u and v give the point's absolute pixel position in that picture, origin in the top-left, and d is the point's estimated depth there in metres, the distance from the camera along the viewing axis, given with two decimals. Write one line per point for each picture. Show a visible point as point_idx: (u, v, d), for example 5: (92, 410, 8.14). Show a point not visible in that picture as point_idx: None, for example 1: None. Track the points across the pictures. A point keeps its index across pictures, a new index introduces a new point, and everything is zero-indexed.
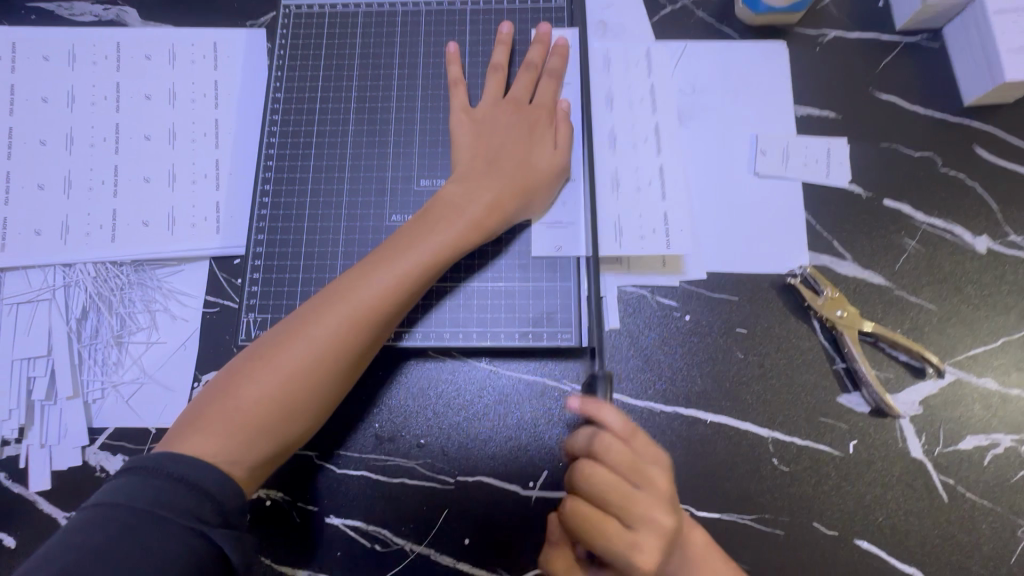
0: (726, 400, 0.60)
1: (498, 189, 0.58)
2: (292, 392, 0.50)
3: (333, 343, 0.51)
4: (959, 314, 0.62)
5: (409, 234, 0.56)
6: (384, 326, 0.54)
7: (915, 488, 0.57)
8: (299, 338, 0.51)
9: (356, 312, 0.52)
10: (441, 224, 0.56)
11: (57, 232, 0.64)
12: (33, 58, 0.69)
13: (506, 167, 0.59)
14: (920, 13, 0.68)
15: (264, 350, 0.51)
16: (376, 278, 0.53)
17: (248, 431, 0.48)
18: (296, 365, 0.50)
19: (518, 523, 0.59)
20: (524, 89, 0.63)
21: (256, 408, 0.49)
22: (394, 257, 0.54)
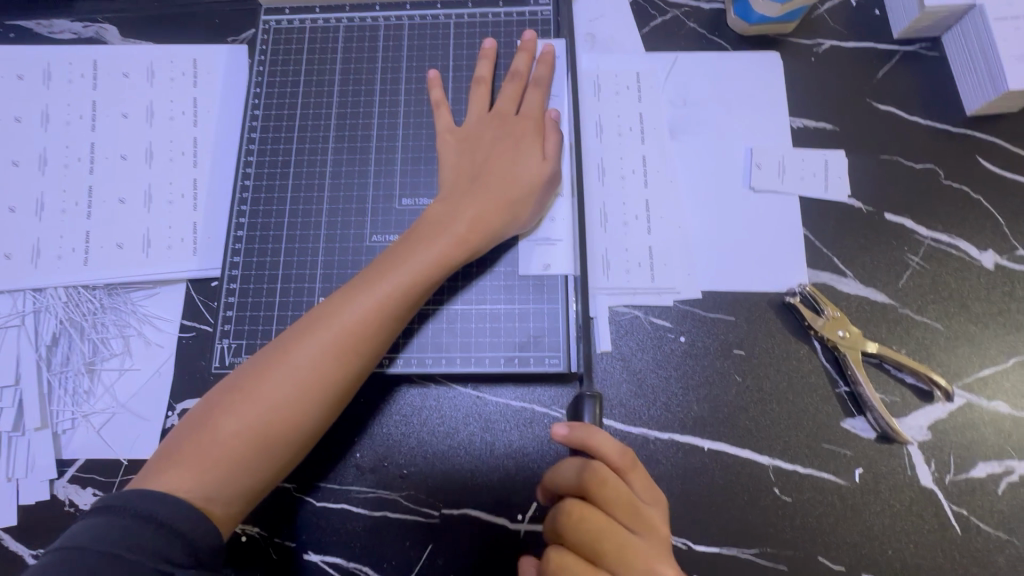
0: (724, 425, 0.58)
1: (485, 203, 0.55)
2: (274, 423, 0.48)
3: (316, 369, 0.49)
4: (966, 333, 0.59)
5: (396, 253, 0.54)
6: (372, 350, 0.52)
7: (925, 520, 0.54)
8: (280, 365, 0.49)
9: (340, 336, 0.50)
10: (428, 242, 0.54)
11: (29, 255, 0.62)
12: (8, 77, 0.67)
13: (493, 180, 0.56)
14: (918, 22, 0.66)
15: (246, 376, 0.49)
16: (363, 299, 0.51)
17: (226, 467, 0.46)
18: (279, 393, 0.48)
19: (506, 558, 0.56)
20: (510, 100, 0.61)
21: (236, 438, 0.47)
22: (381, 277, 0.52)
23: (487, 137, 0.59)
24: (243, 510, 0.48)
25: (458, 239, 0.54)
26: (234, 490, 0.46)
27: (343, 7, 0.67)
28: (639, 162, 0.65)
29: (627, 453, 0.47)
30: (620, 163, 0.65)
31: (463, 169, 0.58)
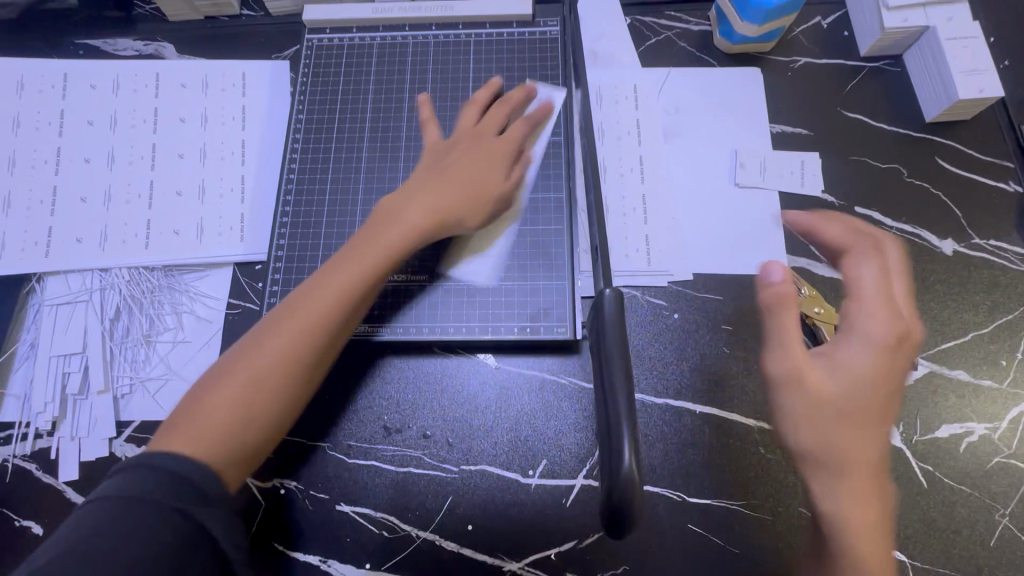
0: (714, 390, 0.64)
1: (457, 201, 0.61)
2: (271, 380, 0.50)
3: (308, 330, 0.52)
4: (929, 311, 0.66)
5: (374, 226, 0.58)
6: (355, 310, 0.56)
7: (895, 475, 0.60)
8: (271, 329, 0.52)
9: (330, 298, 0.53)
10: (404, 217, 0.58)
11: (97, 240, 0.70)
12: (81, 87, 0.76)
13: (465, 173, 0.62)
14: (880, 41, 0.75)
15: (234, 352, 0.52)
16: (345, 264, 0.55)
17: (227, 425, 0.48)
18: (266, 359, 0.51)
19: (519, 510, 0.62)
20: (469, 115, 0.68)
21: (229, 407, 0.49)
22: (366, 245, 0.56)
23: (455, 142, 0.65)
24: (241, 476, 0.49)
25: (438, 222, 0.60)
26: (242, 444, 0.49)
27: (376, 27, 0.77)
28: (636, 161, 0.73)
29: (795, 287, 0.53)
30: (619, 162, 0.73)
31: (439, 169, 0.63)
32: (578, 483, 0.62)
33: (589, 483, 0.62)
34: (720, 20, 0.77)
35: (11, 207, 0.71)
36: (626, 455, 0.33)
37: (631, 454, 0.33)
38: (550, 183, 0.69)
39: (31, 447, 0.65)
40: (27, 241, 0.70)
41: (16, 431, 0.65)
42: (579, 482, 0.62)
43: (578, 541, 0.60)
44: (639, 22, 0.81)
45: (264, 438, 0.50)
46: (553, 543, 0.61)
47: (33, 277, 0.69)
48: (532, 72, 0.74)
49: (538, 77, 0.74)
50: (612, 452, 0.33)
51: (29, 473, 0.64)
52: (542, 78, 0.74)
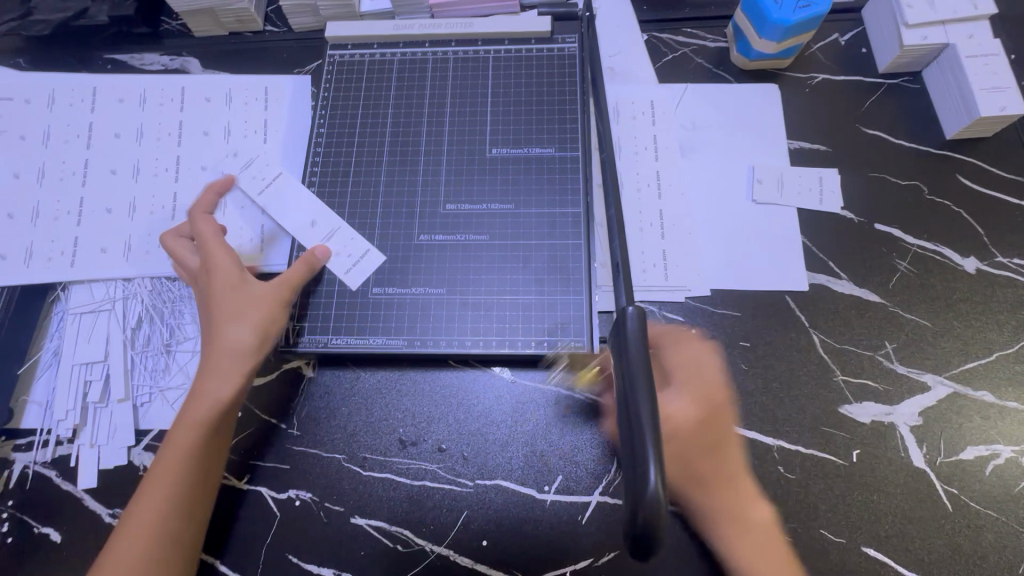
0: (732, 408, 0.64)
1: (243, 325, 0.61)
2: (173, 516, 0.56)
3: (183, 464, 0.57)
4: (952, 330, 0.65)
5: (206, 368, 0.60)
6: (218, 444, 0.59)
7: (920, 497, 0.59)
8: (141, 495, 0.56)
9: (193, 423, 0.58)
10: (222, 366, 0.60)
11: (121, 251, 0.71)
12: (110, 100, 0.78)
13: (263, 310, 0.62)
14: (899, 58, 0.75)
15: (143, 486, 0.57)
16: (213, 382, 0.60)
17: (137, 564, 0.53)
18: (152, 502, 0.55)
19: (534, 526, 0.61)
20: (206, 223, 0.66)
21: (134, 553, 0.54)
22: (216, 366, 0.60)
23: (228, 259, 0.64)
24: None
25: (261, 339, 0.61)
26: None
27: (397, 43, 0.78)
28: (653, 176, 0.74)
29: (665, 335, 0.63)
30: (636, 177, 0.73)
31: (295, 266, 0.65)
32: (595, 500, 0.61)
33: (605, 500, 0.61)
34: (737, 37, 0.77)
35: (37, 218, 0.72)
36: (651, 476, 0.32)
37: (656, 474, 0.32)
38: (567, 199, 0.69)
39: (51, 454, 0.66)
40: (54, 251, 0.71)
41: (37, 438, 0.66)
42: (596, 498, 0.61)
43: (594, 559, 0.60)
44: (656, 39, 0.81)
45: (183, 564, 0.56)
46: (569, 560, 0.60)
47: (59, 287, 0.71)
48: (550, 88, 0.75)
49: (555, 93, 0.74)
50: (635, 475, 0.33)
51: (49, 480, 0.65)
52: (560, 93, 0.74)
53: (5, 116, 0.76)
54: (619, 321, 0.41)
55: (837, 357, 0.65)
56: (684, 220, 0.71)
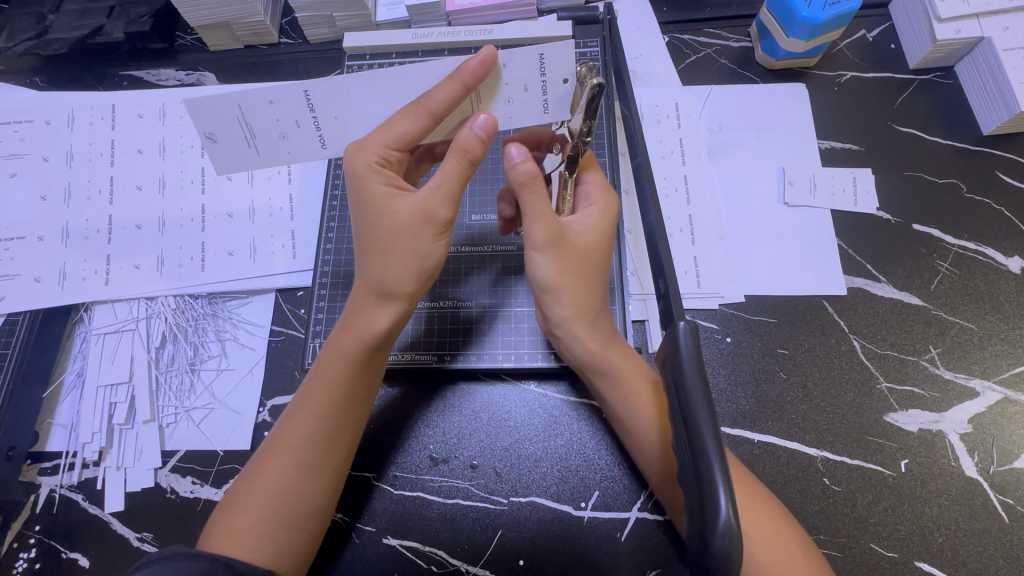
0: (773, 418, 0.62)
1: (395, 257, 0.52)
2: (313, 459, 0.53)
3: (314, 426, 0.53)
4: (999, 333, 0.63)
5: (357, 307, 0.55)
6: (361, 387, 0.55)
7: (974, 510, 0.57)
8: (280, 436, 0.54)
9: (331, 386, 0.54)
10: (374, 306, 0.54)
11: (155, 266, 0.71)
12: (129, 116, 0.78)
13: (415, 245, 0.52)
14: (931, 54, 0.73)
15: (271, 450, 0.53)
16: (345, 340, 0.55)
17: (274, 503, 0.51)
18: (284, 468, 0.52)
19: (573, 544, 0.59)
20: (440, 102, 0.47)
21: (263, 516, 0.51)
22: (351, 329, 0.55)
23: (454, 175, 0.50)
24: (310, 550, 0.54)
25: (432, 224, 0.51)
26: (289, 553, 0.52)
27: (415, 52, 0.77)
28: (681, 181, 0.72)
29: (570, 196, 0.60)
30: (661, 183, 0.72)
31: (471, 151, 0.49)
32: (633, 516, 0.60)
33: (644, 515, 0.60)
34: (762, 36, 0.76)
35: (69, 237, 0.72)
36: (722, 504, 0.31)
37: (726, 502, 0.31)
38: None
39: (78, 477, 0.65)
40: (88, 269, 0.70)
41: (63, 461, 0.65)
42: (633, 514, 0.60)
43: None
44: (678, 40, 0.80)
45: (319, 502, 0.54)
46: None
47: (82, 307, 0.70)
48: None
49: None
50: (704, 504, 0.32)
51: (75, 504, 0.64)
52: None
53: (24, 136, 0.76)
54: (667, 339, 0.40)
55: (880, 363, 0.63)
56: (715, 224, 0.69)
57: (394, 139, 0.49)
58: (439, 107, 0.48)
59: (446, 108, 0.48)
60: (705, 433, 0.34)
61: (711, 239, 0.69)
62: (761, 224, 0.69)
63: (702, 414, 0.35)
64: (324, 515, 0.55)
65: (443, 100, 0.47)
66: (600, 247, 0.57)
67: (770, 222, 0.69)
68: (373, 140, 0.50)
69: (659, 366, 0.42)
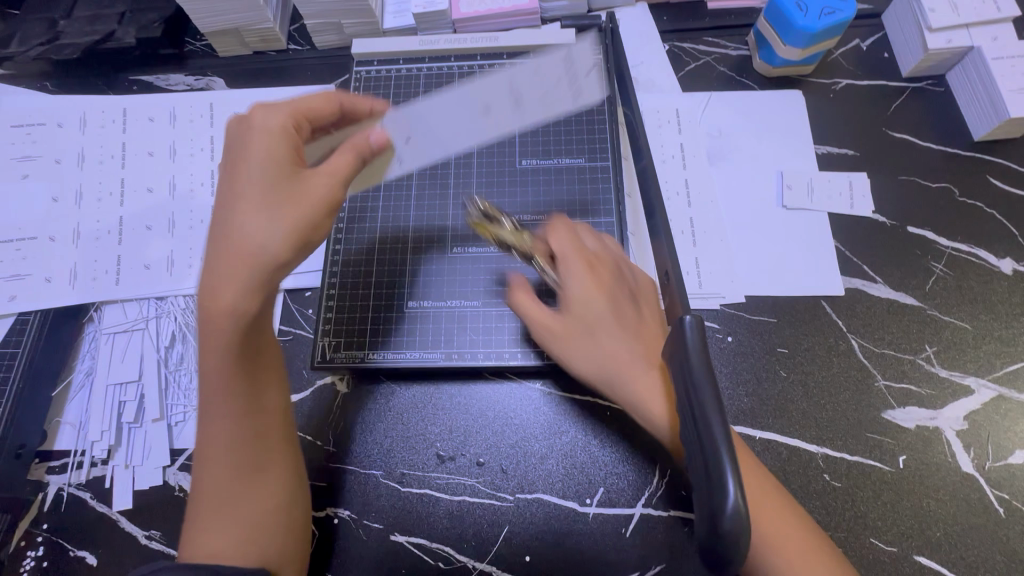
0: (775, 416, 0.63)
1: (295, 239, 0.50)
2: (244, 451, 0.52)
3: (231, 422, 0.52)
4: (993, 332, 0.65)
5: (206, 301, 0.49)
6: (245, 369, 0.52)
7: (971, 504, 0.58)
8: (204, 441, 0.51)
9: (225, 377, 0.51)
10: (251, 287, 0.49)
11: (164, 266, 0.72)
12: (139, 120, 0.79)
13: (307, 213, 0.50)
14: (923, 62, 0.75)
15: (201, 460, 0.51)
16: (224, 300, 0.48)
17: (231, 502, 0.51)
18: (220, 472, 0.51)
19: (578, 540, 0.60)
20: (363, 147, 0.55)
21: (229, 519, 0.50)
22: (212, 335, 0.50)
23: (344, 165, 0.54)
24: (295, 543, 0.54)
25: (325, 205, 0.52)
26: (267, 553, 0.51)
27: (423, 58, 0.79)
28: (682, 185, 0.74)
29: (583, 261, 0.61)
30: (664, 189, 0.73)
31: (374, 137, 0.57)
32: (639, 512, 0.61)
33: (649, 511, 0.61)
34: (760, 44, 0.78)
35: (79, 239, 0.73)
36: (729, 489, 0.32)
37: (734, 486, 0.32)
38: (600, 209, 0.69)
39: (86, 476, 0.65)
40: (98, 270, 0.71)
41: (71, 459, 0.66)
42: (638, 510, 0.61)
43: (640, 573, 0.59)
44: (678, 48, 0.82)
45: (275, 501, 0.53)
46: None
47: (91, 307, 0.71)
48: None
49: None
50: (713, 490, 0.33)
51: (84, 503, 0.64)
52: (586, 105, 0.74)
53: (36, 139, 0.77)
54: (674, 331, 0.41)
55: (878, 361, 0.64)
56: (715, 227, 0.71)
57: (238, 165, 0.51)
58: (305, 110, 0.56)
59: (307, 113, 0.56)
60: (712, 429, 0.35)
61: (711, 241, 0.70)
62: (760, 227, 0.71)
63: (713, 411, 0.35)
64: (285, 510, 0.54)
65: (278, 118, 0.53)
66: (597, 300, 0.59)
67: (768, 225, 0.71)
68: (231, 172, 0.51)
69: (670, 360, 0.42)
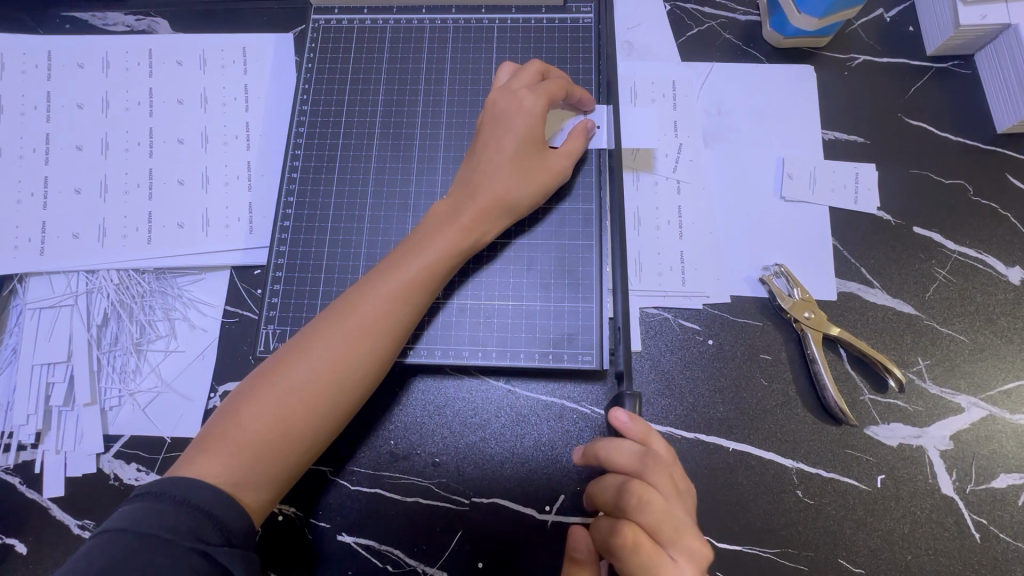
0: (752, 425, 0.59)
1: (482, 199, 0.56)
2: (330, 384, 0.49)
3: (342, 350, 0.50)
4: (993, 347, 0.60)
5: (442, 224, 0.55)
6: (414, 311, 0.53)
7: (945, 529, 0.56)
8: (296, 354, 0.50)
9: (390, 296, 0.52)
10: (458, 220, 0.55)
11: (96, 236, 0.65)
12: (68, 66, 0.70)
13: (495, 156, 0.57)
14: (951, 40, 0.67)
15: (273, 368, 0.49)
16: (437, 241, 0.54)
17: (272, 426, 0.47)
18: (295, 388, 0.48)
19: (533, 548, 0.57)
20: (566, 153, 0.58)
21: (259, 435, 0.47)
22: (392, 271, 0.53)
23: (561, 167, 0.58)
24: (276, 497, 0.48)
25: (513, 203, 0.57)
26: (263, 499, 0.47)
27: (390, 8, 0.69)
28: (673, 168, 0.67)
29: (636, 500, 0.44)
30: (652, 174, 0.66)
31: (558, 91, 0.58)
32: None
33: None
34: (772, 10, 0.69)
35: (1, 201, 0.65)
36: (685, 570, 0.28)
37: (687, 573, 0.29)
38: (579, 193, 0.61)
39: (14, 460, 0.61)
40: (22, 237, 0.64)
41: None
42: None
43: None
44: (680, 9, 0.73)
45: (307, 453, 0.49)
46: None
47: (14, 277, 0.64)
48: (562, 63, 0.66)
49: (566, 69, 0.66)
50: None
51: (13, 489, 0.60)
52: (572, 70, 0.66)
53: None
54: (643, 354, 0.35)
55: (865, 374, 0.60)
56: (704, 217, 0.65)
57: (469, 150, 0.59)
58: (494, 104, 0.58)
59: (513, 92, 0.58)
60: (620, 555, 0.43)
61: (700, 233, 0.64)
62: (752, 219, 0.65)
63: (620, 536, 0.43)
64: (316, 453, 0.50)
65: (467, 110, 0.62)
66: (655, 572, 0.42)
67: (761, 217, 0.65)
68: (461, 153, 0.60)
69: (591, 484, 0.49)
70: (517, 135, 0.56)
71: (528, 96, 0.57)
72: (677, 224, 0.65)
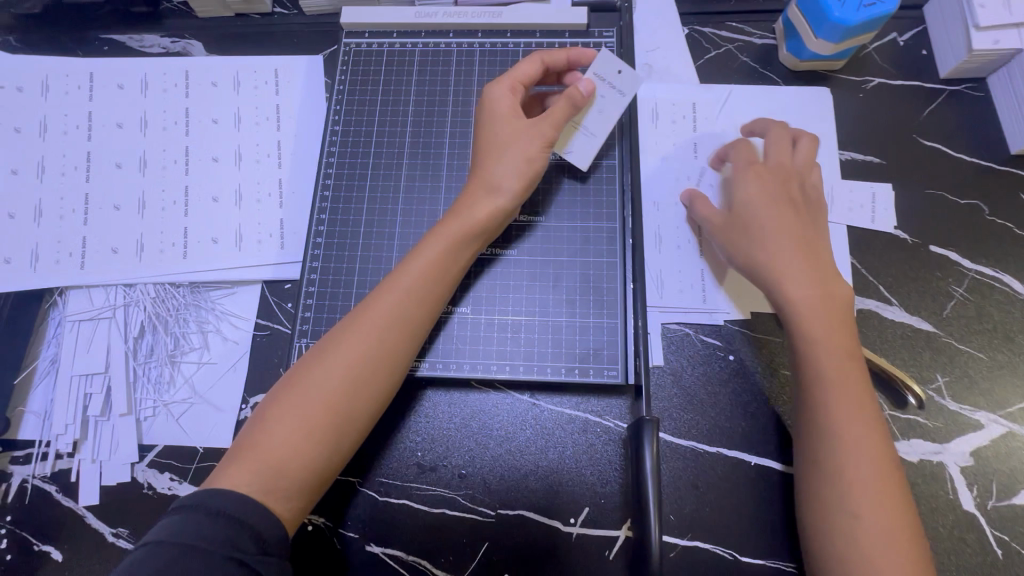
0: (773, 440, 0.60)
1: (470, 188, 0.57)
2: (354, 385, 0.51)
3: (362, 352, 0.51)
4: (1011, 364, 0.61)
5: (447, 221, 0.57)
6: (427, 309, 0.55)
7: (968, 545, 0.56)
8: (316, 360, 0.51)
9: (404, 296, 0.54)
10: (456, 213, 0.57)
11: (134, 250, 0.67)
12: (109, 87, 0.73)
13: (481, 146, 0.59)
14: (964, 64, 0.69)
15: (298, 375, 0.51)
16: (445, 240, 0.56)
17: (302, 433, 0.49)
18: (320, 393, 0.50)
19: (558, 559, 0.58)
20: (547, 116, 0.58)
21: (290, 444, 0.48)
22: (403, 272, 0.55)
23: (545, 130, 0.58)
24: (307, 505, 0.50)
25: (497, 180, 0.57)
26: (295, 506, 0.48)
27: (418, 32, 0.72)
28: (693, 188, 0.68)
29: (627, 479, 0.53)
30: (672, 192, 0.68)
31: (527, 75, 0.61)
32: (623, 534, 0.58)
33: None
34: (788, 34, 0.71)
35: (42, 216, 0.68)
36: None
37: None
38: (602, 212, 0.63)
39: (51, 468, 0.62)
40: (63, 251, 0.67)
41: (35, 451, 0.63)
42: (622, 533, 0.58)
43: None
44: (698, 33, 0.75)
45: (336, 458, 0.50)
46: None
47: (54, 290, 0.66)
48: None
49: None
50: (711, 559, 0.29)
51: (49, 496, 0.62)
52: None
53: None
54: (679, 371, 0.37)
55: (886, 390, 0.61)
56: None
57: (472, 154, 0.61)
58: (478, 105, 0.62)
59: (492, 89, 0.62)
60: None
61: None
62: None
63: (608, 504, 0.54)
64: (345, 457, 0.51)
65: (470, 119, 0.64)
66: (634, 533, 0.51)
67: None
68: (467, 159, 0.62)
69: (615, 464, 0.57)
70: (494, 122, 0.58)
71: (500, 86, 0.60)
72: (698, 242, 0.66)
